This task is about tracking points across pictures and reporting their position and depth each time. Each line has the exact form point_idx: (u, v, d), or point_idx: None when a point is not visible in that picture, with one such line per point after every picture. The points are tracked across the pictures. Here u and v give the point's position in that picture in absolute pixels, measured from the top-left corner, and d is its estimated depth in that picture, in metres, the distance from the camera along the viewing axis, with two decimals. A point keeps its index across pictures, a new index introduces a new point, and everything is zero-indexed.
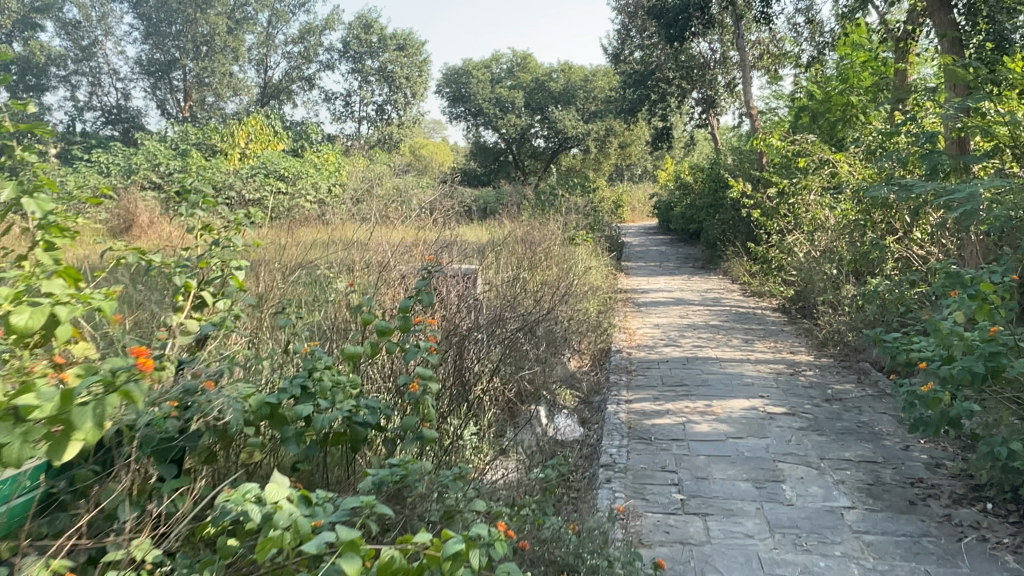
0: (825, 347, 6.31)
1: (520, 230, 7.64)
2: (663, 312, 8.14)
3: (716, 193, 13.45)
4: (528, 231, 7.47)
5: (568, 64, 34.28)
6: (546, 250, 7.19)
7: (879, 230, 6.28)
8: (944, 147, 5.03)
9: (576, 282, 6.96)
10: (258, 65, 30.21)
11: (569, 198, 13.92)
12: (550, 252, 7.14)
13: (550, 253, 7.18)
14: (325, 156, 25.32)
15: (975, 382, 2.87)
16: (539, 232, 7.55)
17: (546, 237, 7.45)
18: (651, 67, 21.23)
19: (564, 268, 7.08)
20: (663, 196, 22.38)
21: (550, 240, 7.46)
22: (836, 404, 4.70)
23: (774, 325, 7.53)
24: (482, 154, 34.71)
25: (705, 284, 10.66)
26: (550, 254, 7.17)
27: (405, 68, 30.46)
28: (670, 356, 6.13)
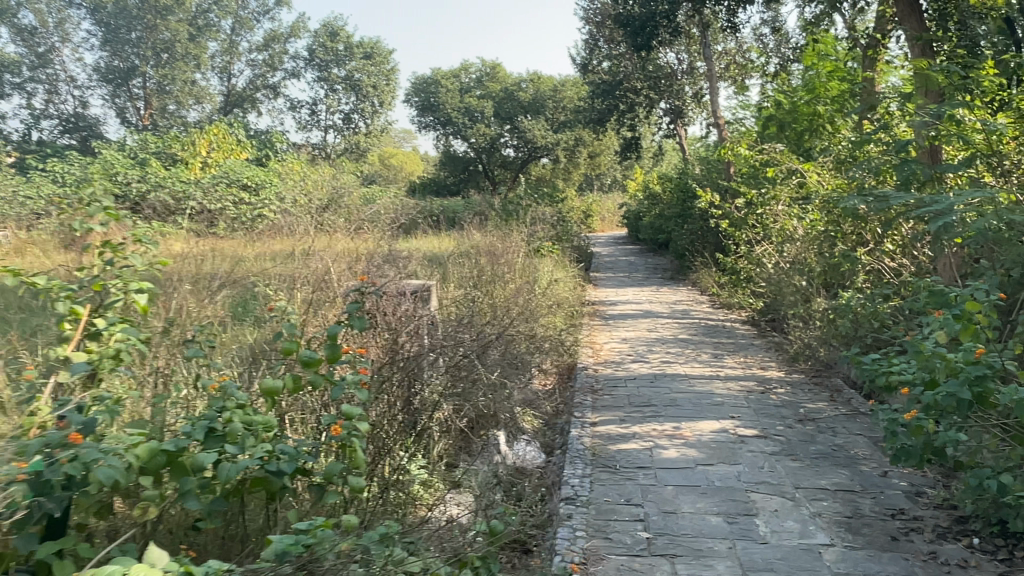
0: (796, 363, 6.13)
1: (480, 242, 7.37)
2: (631, 326, 7.91)
3: (684, 203, 13.33)
4: (490, 243, 7.19)
5: (537, 74, 34.23)
6: (509, 263, 6.93)
7: (849, 242, 6.14)
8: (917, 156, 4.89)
9: (537, 297, 6.70)
10: (221, 73, 29.61)
11: (537, 208, 13.69)
12: (512, 266, 6.88)
13: (512, 266, 6.91)
14: (290, 165, 24.84)
15: (960, 409, 2.66)
16: (501, 244, 7.29)
17: (509, 249, 7.18)
18: (619, 77, 21.19)
19: (527, 282, 6.82)
20: (632, 206, 22.30)
21: (513, 252, 7.19)
22: (810, 425, 4.49)
23: (743, 338, 7.35)
24: (451, 163, 34.42)
25: (674, 296, 10.48)
26: (513, 267, 6.91)
27: (371, 77, 30.11)
28: (638, 373, 5.88)
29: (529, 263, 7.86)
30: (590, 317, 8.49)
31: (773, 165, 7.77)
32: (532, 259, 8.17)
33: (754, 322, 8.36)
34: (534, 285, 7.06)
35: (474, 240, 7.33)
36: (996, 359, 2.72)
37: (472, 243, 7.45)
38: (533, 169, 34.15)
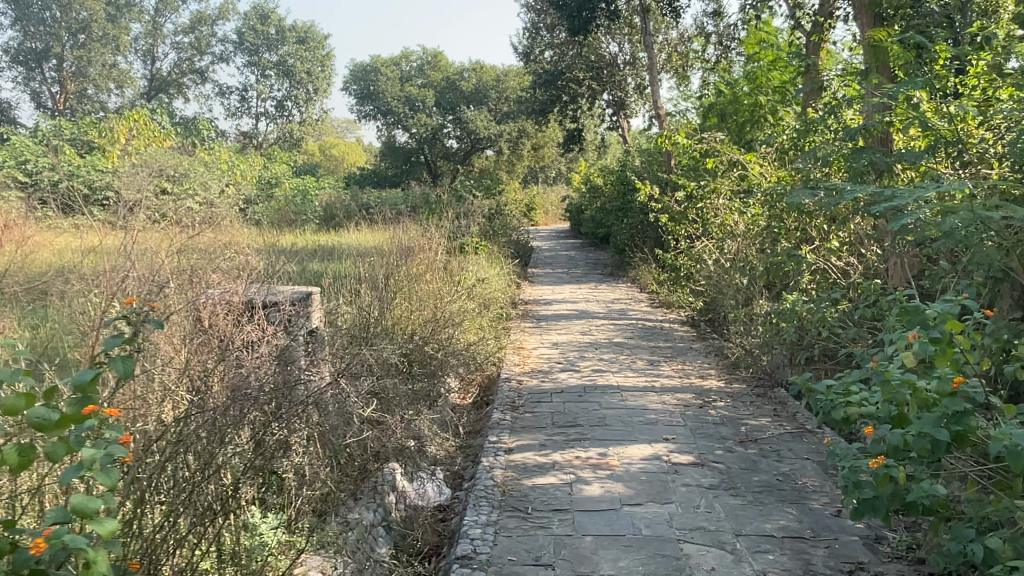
0: (737, 370, 5.66)
1: (396, 239, 6.68)
2: (564, 329, 7.35)
3: (624, 196, 12.87)
4: (405, 240, 6.51)
5: (480, 63, 33.55)
6: (425, 261, 6.26)
7: (793, 239, 5.71)
8: (870, 143, 4.45)
9: (455, 302, 6.05)
10: (144, 56, 27.92)
11: (471, 200, 13.03)
12: (427, 265, 6.21)
13: (429, 265, 6.24)
14: (218, 156, 23.60)
15: (937, 452, 2.16)
16: (418, 240, 6.61)
17: (426, 246, 6.51)
18: (560, 67, 20.66)
19: (443, 284, 6.16)
20: (574, 199, 21.85)
21: (431, 248, 6.52)
22: (752, 446, 3.99)
23: (682, 341, 6.87)
24: (391, 154, 33.41)
25: (612, 294, 9.98)
26: (430, 265, 6.24)
27: (305, 62, 28.95)
28: (566, 385, 5.29)
29: (452, 262, 7.22)
30: (520, 319, 7.87)
31: (713, 155, 7.30)
32: (456, 257, 7.52)
33: (694, 322, 7.91)
34: (455, 286, 6.41)
35: (388, 237, 6.63)
36: (977, 389, 2.25)
37: (387, 240, 6.75)
38: (475, 161, 33.46)
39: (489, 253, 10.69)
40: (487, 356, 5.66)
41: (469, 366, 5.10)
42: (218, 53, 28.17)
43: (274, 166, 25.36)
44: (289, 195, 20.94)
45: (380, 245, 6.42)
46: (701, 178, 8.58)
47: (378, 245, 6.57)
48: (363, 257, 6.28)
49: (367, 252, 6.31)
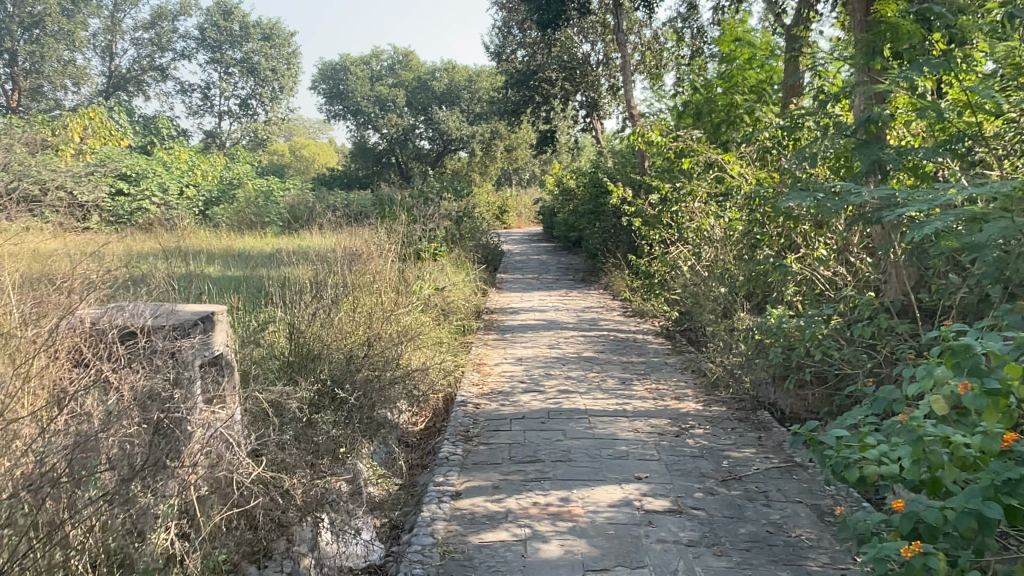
0: (715, 390, 5.15)
1: (340, 247, 6.08)
2: (529, 341, 6.81)
3: (596, 199, 12.39)
4: (349, 249, 5.93)
5: (452, 64, 33.10)
6: (370, 274, 5.68)
7: (775, 246, 5.25)
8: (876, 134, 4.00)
9: (402, 318, 5.48)
10: (102, 52, 26.83)
11: (436, 203, 12.42)
12: (372, 278, 5.64)
13: (375, 279, 5.67)
14: (176, 156, 22.81)
15: (986, 532, 1.68)
16: (365, 249, 6.03)
17: (373, 255, 5.93)
18: (532, 67, 20.17)
19: (392, 299, 5.59)
20: (547, 201, 21.34)
21: (379, 259, 5.94)
22: (737, 486, 3.48)
23: (656, 356, 6.37)
24: (361, 155, 32.63)
25: (583, 301, 9.46)
26: (376, 280, 5.67)
27: (270, 60, 28.16)
28: (527, 409, 4.74)
29: (405, 272, 6.64)
30: (483, 331, 7.30)
31: (688, 155, 6.81)
32: (411, 265, 6.94)
33: (669, 334, 7.42)
34: (405, 299, 5.84)
35: (330, 245, 6.04)
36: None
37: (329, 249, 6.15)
38: (447, 163, 32.84)
39: (453, 260, 10.11)
40: (441, 376, 5.11)
41: (418, 390, 4.55)
42: (180, 50, 27.24)
43: (237, 167, 24.55)
44: (252, 197, 20.15)
45: (321, 256, 5.82)
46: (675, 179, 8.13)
47: (319, 254, 5.97)
48: (303, 268, 5.69)
49: (307, 262, 5.71)
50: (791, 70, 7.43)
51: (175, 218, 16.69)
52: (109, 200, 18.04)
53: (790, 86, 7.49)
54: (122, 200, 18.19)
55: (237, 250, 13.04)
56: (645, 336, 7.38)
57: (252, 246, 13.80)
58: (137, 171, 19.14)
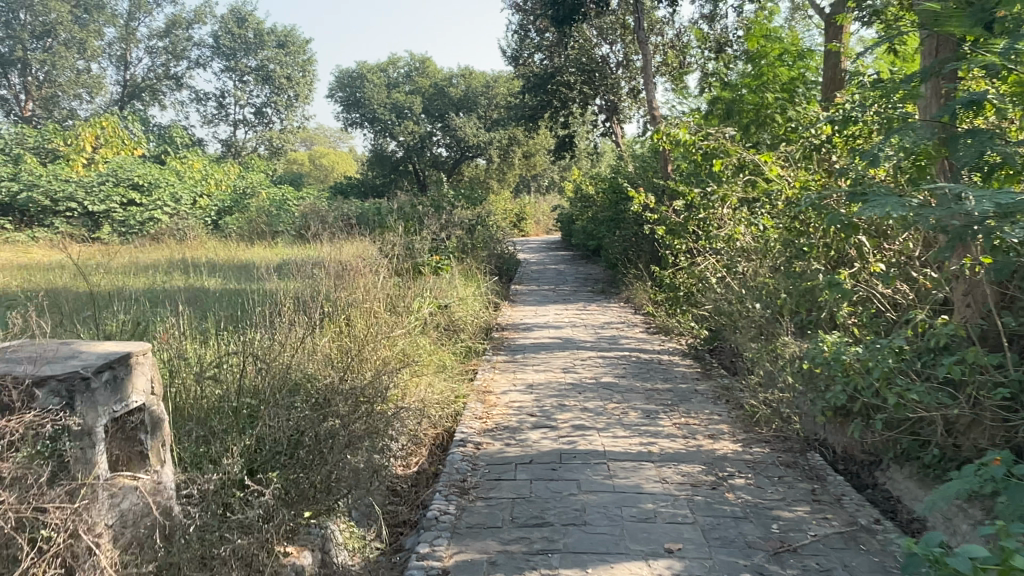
0: (754, 427, 4.44)
1: (324, 269, 5.51)
2: (541, 365, 6.14)
3: (616, 206, 11.73)
4: (332, 274, 5.36)
5: (469, 70, 32.65)
6: (354, 301, 5.12)
7: (820, 258, 4.57)
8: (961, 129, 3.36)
9: (391, 346, 4.89)
10: (116, 61, 26.61)
11: (447, 212, 11.79)
12: (357, 304, 5.08)
13: (361, 304, 5.10)
14: (189, 165, 22.46)
15: None
16: (351, 271, 5.46)
17: (360, 278, 5.35)
18: (550, 70, 19.57)
19: (381, 325, 5.02)
20: (565, 209, 20.68)
21: (366, 281, 5.36)
22: (793, 562, 2.80)
23: (684, 382, 5.68)
24: (378, 164, 32.17)
25: (602, 316, 8.77)
26: (362, 306, 5.10)
27: (285, 67, 27.82)
28: (535, 451, 4.06)
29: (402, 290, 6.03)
30: (492, 353, 6.63)
31: (717, 157, 6.15)
32: (409, 283, 6.32)
33: (697, 355, 6.70)
34: (400, 321, 5.22)
35: (314, 266, 5.47)
36: None
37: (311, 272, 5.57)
38: (464, 170, 32.30)
39: (462, 273, 9.46)
40: (434, 414, 4.50)
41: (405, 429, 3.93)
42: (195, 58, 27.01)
43: (251, 175, 24.17)
44: (264, 207, 19.69)
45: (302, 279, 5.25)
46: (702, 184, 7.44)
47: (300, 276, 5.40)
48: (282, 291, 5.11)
49: (285, 285, 5.13)
50: (830, 63, 6.74)
51: (183, 229, 16.25)
52: (119, 210, 17.62)
53: (828, 81, 6.81)
54: (133, 210, 17.78)
55: (241, 261, 12.46)
56: (671, 357, 6.67)
57: (259, 256, 13.28)
58: (149, 180, 18.74)
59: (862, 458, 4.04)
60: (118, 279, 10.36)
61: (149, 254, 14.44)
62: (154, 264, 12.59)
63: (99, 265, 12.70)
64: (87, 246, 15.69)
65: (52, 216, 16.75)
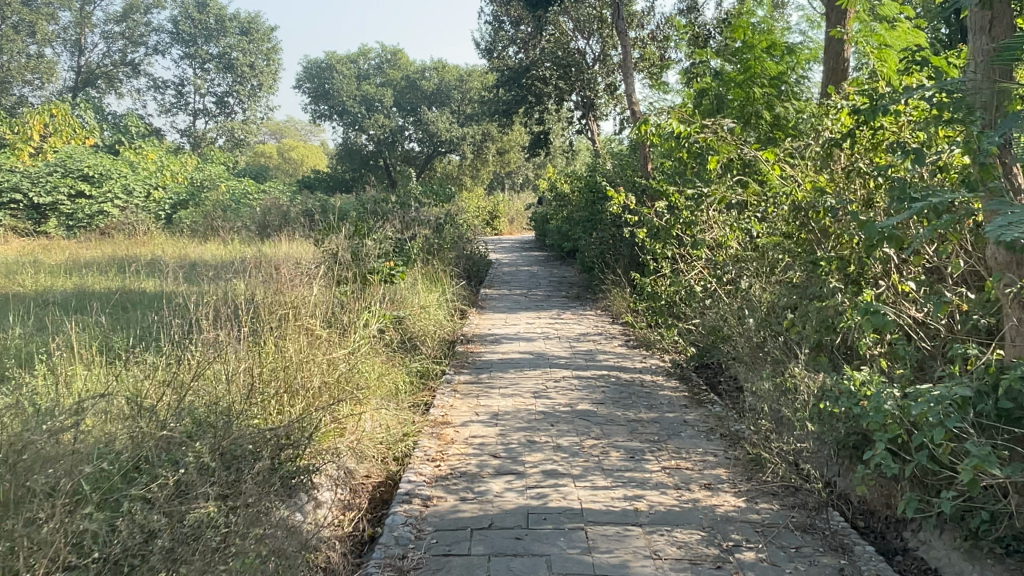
0: (758, 476, 3.73)
1: (252, 283, 4.72)
2: (509, 387, 5.39)
3: (593, 206, 11.02)
4: (261, 290, 4.56)
5: (442, 63, 31.86)
6: (285, 320, 4.34)
7: (834, 273, 3.89)
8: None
9: (327, 374, 4.14)
10: (71, 47, 24.81)
11: (412, 210, 10.96)
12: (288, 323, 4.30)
13: (293, 324, 4.33)
14: (145, 155, 21.36)
15: None
16: (283, 284, 4.67)
17: (292, 291, 4.56)
18: (525, 63, 18.78)
19: (317, 349, 4.26)
20: (540, 208, 19.97)
21: (300, 295, 4.57)
22: None
23: (671, 410, 4.96)
24: (348, 157, 30.80)
25: (578, 327, 8.04)
26: (294, 325, 4.33)
27: (249, 55, 26.72)
28: (496, 509, 3.30)
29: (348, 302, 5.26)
30: (454, 371, 5.85)
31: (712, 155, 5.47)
32: (357, 292, 5.53)
33: (684, 375, 5.99)
34: (343, 346, 4.49)
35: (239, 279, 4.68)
36: None
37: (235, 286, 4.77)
38: (437, 166, 31.46)
39: (426, 276, 8.66)
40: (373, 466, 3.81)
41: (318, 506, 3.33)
42: (154, 45, 25.74)
43: (211, 167, 23.04)
44: (223, 201, 18.65)
45: (222, 297, 4.46)
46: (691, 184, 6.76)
47: (222, 293, 4.60)
48: (196, 312, 4.32)
49: (200, 305, 4.34)
50: (833, 51, 6.07)
51: (131, 224, 15.19)
52: (67, 203, 16.54)
53: (829, 71, 6.18)
54: (81, 203, 16.69)
55: (189, 258, 11.51)
56: (655, 376, 5.97)
57: (210, 254, 12.34)
58: (100, 171, 17.65)
59: (888, 517, 3.36)
60: (46, 281, 9.35)
61: (92, 252, 13.38)
62: (94, 262, 11.58)
63: (32, 265, 11.62)
64: (27, 242, 14.55)
65: None
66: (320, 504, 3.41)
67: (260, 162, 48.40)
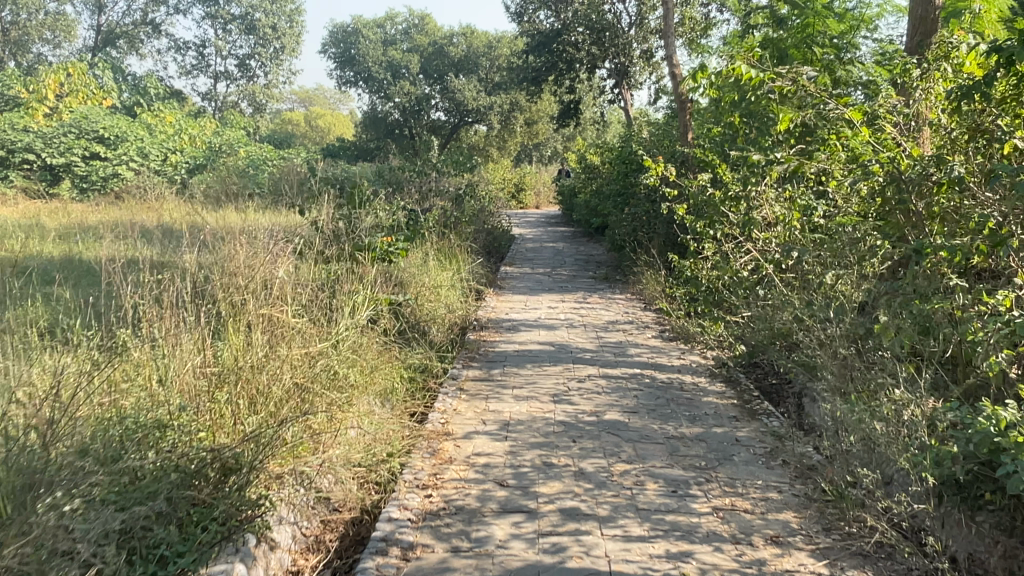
0: (839, 526, 2.89)
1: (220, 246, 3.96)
2: (526, 387, 4.57)
3: (626, 179, 10.10)
4: (229, 250, 3.76)
5: (471, 29, 30.65)
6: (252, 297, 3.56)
7: (947, 266, 3.03)
8: None
9: (303, 371, 3.39)
10: (91, 5, 24.05)
11: (429, 179, 10.12)
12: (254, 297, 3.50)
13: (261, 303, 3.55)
14: (164, 118, 20.81)
15: None
16: (257, 249, 3.87)
17: (264, 257, 3.74)
18: (556, 27, 17.68)
19: (292, 340, 3.50)
20: (568, 181, 19.03)
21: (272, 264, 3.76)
22: None
23: (718, 425, 4.11)
24: (373, 125, 30.03)
25: (606, 313, 7.19)
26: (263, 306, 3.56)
27: (272, 17, 25.87)
28: (497, 570, 2.50)
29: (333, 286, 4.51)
30: (462, 366, 5.04)
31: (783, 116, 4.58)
32: (347, 272, 4.74)
33: (729, 378, 5.11)
34: (325, 339, 3.74)
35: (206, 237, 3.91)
36: None
37: (203, 251, 4.04)
38: (463, 136, 30.55)
39: (438, 252, 7.84)
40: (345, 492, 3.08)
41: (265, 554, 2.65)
42: (174, 4, 24.93)
43: (230, 131, 22.36)
44: (240, 166, 17.96)
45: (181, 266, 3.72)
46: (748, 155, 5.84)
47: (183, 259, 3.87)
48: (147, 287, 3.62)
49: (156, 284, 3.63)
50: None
51: (142, 188, 14.56)
52: (82, 164, 15.96)
53: (915, 21, 5.04)
54: (96, 164, 16.09)
55: (195, 224, 10.81)
56: (696, 376, 5.10)
57: (218, 220, 11.64)
58: (116, 133, 17.06)
59: None
60: (34, 245, 8.67)
61: (98, 216, 12.76)
62: (94, 227, 10.93)
63: (30, 228, 11.00)
64: (35, 204, 13.98)
65: (7, 169, 15.50)
66: (275, 547, 2.72)
67: (285, 129, 47.72)
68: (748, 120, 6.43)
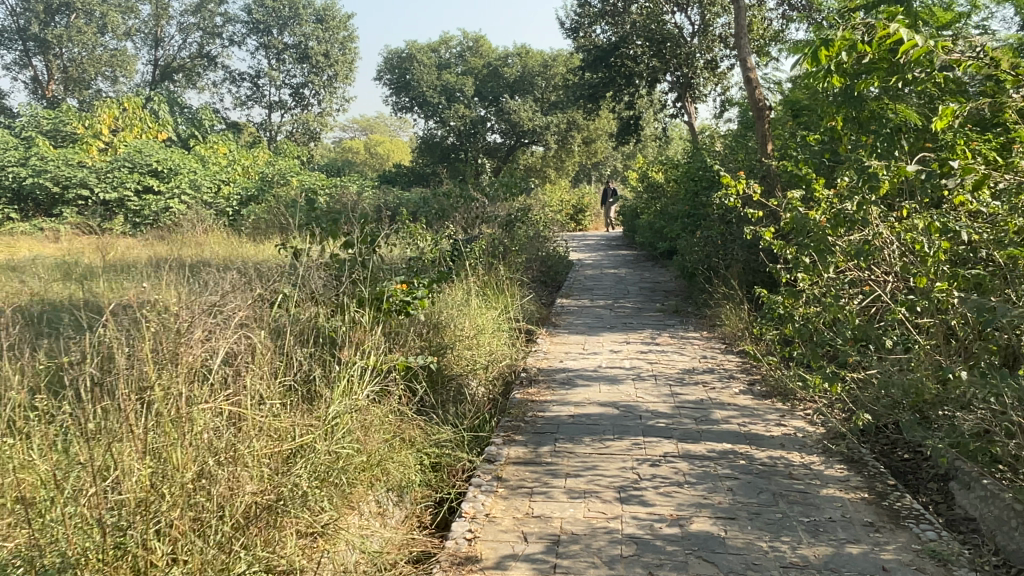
0: None
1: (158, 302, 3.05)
2: (585, 478, 3.49)
3: (697, 197, 8.95)
4: (173, 305, 2.86)
5: (526, 48, 29.58)
6: (195, 371, 2.63)
7: None
8: None
9: (267, 485, 2.45)
10: (149, 41, 24.27)
11: (477, 205, 9.18)
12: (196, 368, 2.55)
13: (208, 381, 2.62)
14: (218, 150, 20.68)
15: None
16: (210, 303, 2.96)
17: (224, 320, 2.81)
18: (613, 40, 16.58)
19: (256, 437, 2.59)
20: (628, 201, 17.94)
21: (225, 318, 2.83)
22: None
23: (852, 540, 2.96)
24: (428, 150, 29.65)
25: (680, 358, 6.06)
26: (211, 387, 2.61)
27: (324, 44, 25.67)
28: None
29: (331, 351, 3.59)
30: (502, 441, 4.00)
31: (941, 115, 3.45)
32: (354, 328, 3.78)
33: (851, 456, 3.92)
34: (306, 433, 2.79)
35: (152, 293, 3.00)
36: None
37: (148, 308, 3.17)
38: (519, 158, 29.86)
39: (482, 287, 6.84)
40: None
41: None
42: (228, 36, 25.00)
43: (284, 161, 22.08)
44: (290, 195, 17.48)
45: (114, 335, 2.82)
46: (865, 168, 4.64)
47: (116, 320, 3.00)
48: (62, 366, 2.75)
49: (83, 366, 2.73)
50: None
51: (188, 222, 14.10)
52: (134, 199, 15.63)
53: None
54: (148, 200, 15.64)
55: (229, 259, 10.08)
56: (806, 454, 3.92)
57: (257, 254, 10.93)
58: (169, 165, 16.61)
59: None
60: (51, 284, 8.05)
61: (140, 250, 12.25)
62: (127, 263, 10.32)
63: (64, 265, 10.53)
64: (82, 240, 13.59)
65: (61, 206, 15.39)
66: None
67: (344, 156, 47.84)
68: (851, 124, 5.27)
